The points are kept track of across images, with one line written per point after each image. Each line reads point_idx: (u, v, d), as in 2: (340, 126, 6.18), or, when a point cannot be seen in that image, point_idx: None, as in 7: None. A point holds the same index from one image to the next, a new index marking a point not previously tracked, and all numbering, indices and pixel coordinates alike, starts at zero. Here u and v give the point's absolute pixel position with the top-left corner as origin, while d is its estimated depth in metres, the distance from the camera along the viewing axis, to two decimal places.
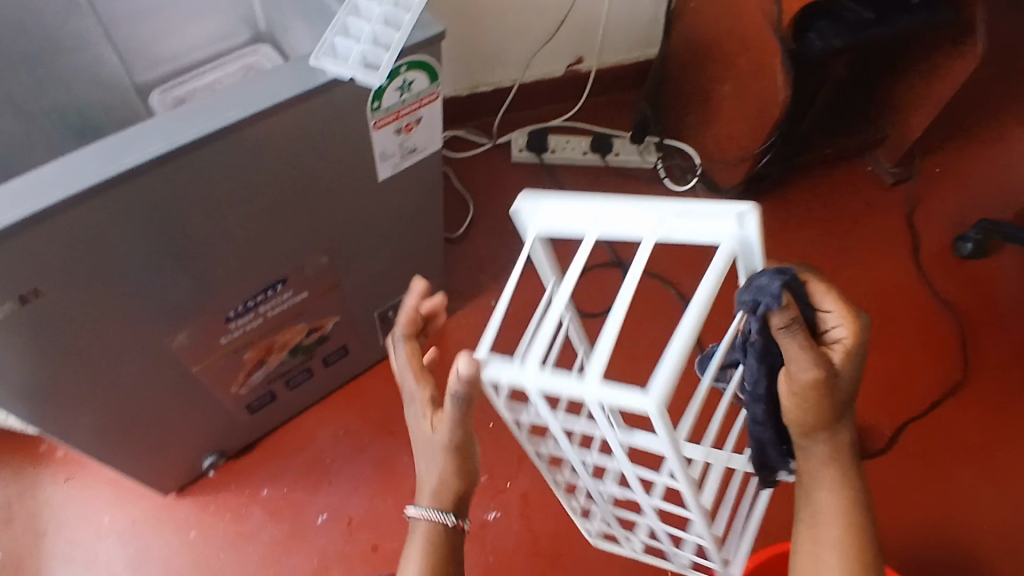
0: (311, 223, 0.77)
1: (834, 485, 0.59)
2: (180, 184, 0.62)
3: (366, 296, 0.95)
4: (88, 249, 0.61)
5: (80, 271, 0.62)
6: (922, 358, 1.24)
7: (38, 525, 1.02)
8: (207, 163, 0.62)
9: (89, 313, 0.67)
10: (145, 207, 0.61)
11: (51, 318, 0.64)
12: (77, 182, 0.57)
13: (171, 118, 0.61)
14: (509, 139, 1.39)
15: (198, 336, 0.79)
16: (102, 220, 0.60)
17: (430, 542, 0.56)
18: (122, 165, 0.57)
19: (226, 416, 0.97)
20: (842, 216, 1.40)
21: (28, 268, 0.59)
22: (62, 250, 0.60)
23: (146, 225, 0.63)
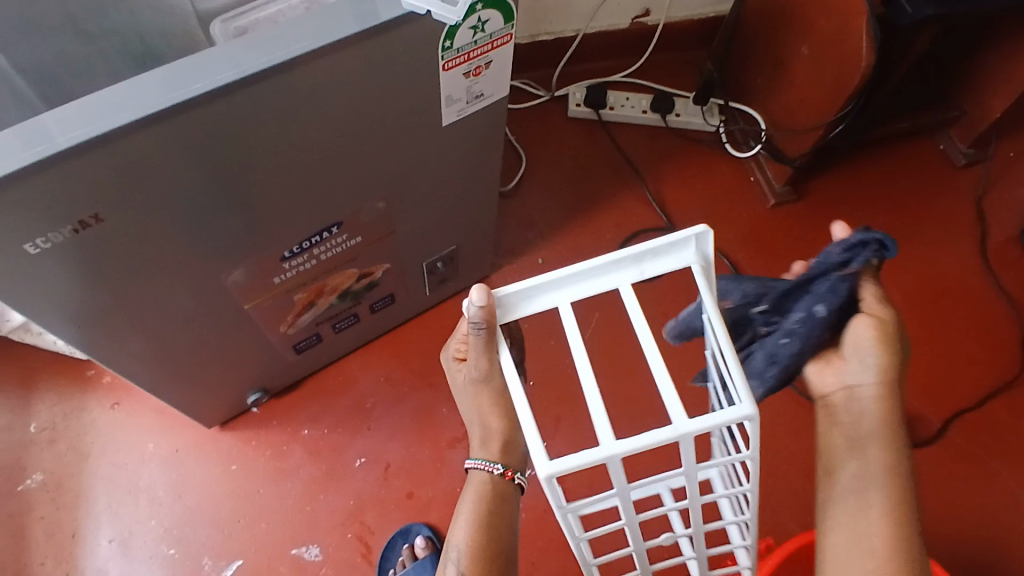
0: (371, 166, 0.75)
1: (882, 445, 0.58)
2: (245, 116, 0.60)
3: (416, 245, 0.94)
4: (150, 177, 0.60)
5: (140, 199, 0.61)
6: (980, 351, 1.19)
7: (85, 447, 1.05)
8: (274, 96, 0.60)
9: (147, 242, 0.66)
10: (207, 138, 0.60)
11: (109, 244, 0.64)
12: (143, 106, 0.55)
13: (237, 47, 0.58)
14: (567, 93, 1.34)
15: (253, 274, 0.79)
16: (165, 147, 0.58)
17: (480, 494, 0.60)
18: (185, 93, 0.55)
19: (271, 356, 0.97)
20: (910, 197, 1.33)
21: (90, 194, 0.58)
22: (124, 178, 0.58)
23: (208, 156, 0.61)
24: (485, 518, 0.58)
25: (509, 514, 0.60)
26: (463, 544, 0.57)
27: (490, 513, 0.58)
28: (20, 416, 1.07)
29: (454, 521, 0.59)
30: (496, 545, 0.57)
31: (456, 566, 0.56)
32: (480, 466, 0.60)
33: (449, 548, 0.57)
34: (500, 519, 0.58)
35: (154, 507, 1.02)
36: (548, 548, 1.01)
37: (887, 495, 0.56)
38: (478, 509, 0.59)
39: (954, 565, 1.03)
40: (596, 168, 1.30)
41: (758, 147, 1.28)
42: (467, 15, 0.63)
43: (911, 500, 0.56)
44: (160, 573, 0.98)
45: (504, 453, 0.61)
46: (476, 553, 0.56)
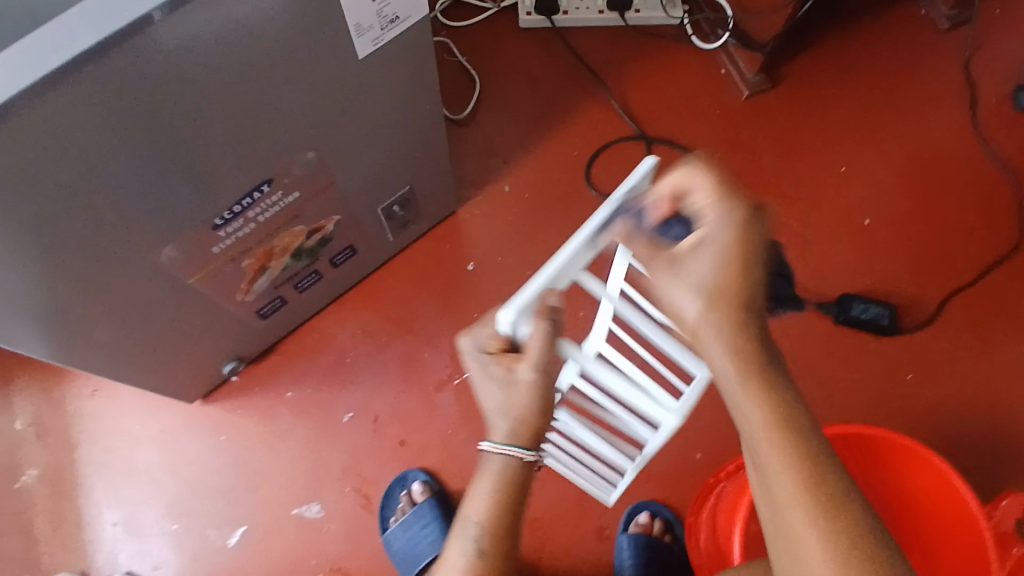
0: (291, 114, 0.69)
1: (750, 404, 0.50)
2: (126, 83, 0.54)
3: (366, 189, 0.89)
4: (39, 165, 0.54)
5: (36, 190, 0.56)
6: (978, 228, 1.14)
7: (72, 437, 1.04)
8: (153, 56, 0.53)
9: (61, 232, 0.61)
10: (94, 113, 0.54)
11: (21, 238, 0.59)
12: (4, 89, 0.49)
13: (99, 0, 0.51)
14: (515, 2, 1.25)
15: (188, 247, 0.74)
16: (45, 128, 0.52)
17: (502, 477, 0.56)
18: (50, 65, 0.49)
19: (237, 325, 0.94)
20: (894, 70, 1.24)
21: None
22: (11, 172, 0.53)
23: (101, 133, 0.56)
24: (507, 497, 0.56)
25: (527, 488, 0.58)
26: (482, 520, 0.55)
27: (511, 496, 0.56)
28: (3, 415, 1.06)
29: (471, 493, 0.57)
30: (513, 523, 0.56)
31: (473, 540, 0.55)
32: (512, 453, 0.56)
33: (467, 523, 0.55)
34: (520, 501, 0.57)
35: (151, 486, 1.02)
36: (547, 476, 1.00)
37: (773, 453, 0.48)
38: (501, 487, 0.56)
39: (958, 444, 1.02)
40: (556, 80, 1.22)
41: (726, 35, 1.19)
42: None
43: (805, 436, 0.49)
44: (169, 548, 0.99)
45: (530, 439, 0.57)
46: (495, 531, 0.55)
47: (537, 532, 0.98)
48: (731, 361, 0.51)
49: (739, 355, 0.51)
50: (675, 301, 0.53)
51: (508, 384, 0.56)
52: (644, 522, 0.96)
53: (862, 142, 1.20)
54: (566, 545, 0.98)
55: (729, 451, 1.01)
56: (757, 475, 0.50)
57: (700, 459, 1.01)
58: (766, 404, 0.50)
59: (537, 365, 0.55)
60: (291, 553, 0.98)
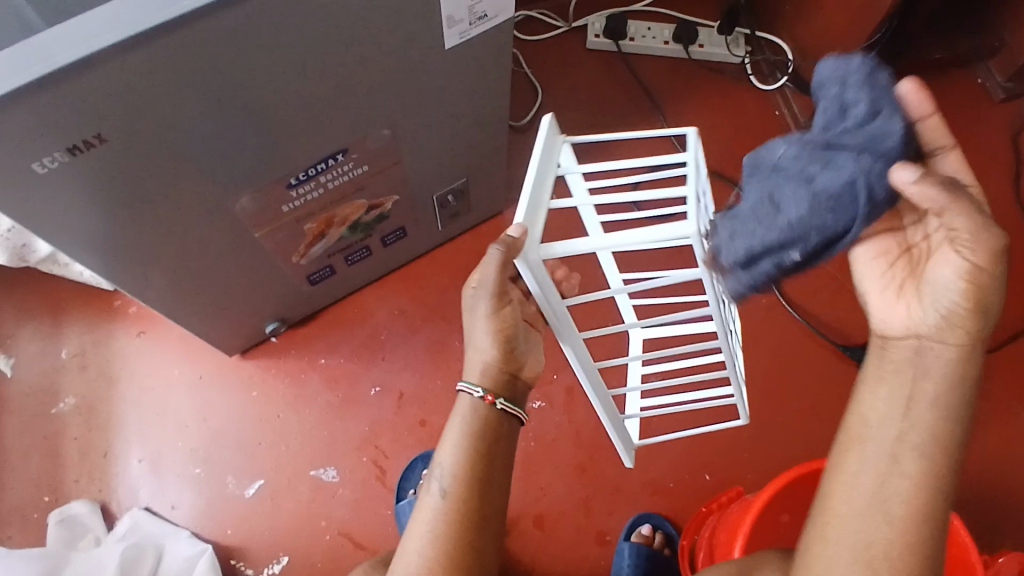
0: (375, 92, 0.74)
1: (942, 406, 0.49)
2: (236, 33, 0.59)
3: (425, 175, 0.94)
4: (148, 98, 0.60)
5: (138, 119, 0.61)
6: (1009, 294, 1.15)
7: (111, 372, 1.10)
8: (265, 11, 0.58)
9: (150, 163, 0.66)
10: (208, 56, 0.59)
11: (116, 165, 0.64)
12: (137, 21, 0.54)
13: None
14: (586, 24, 1.30)
15: (261, 201, 0.80)
16: (161, 64, 0.57)
17: (469, 420, 0.61)
18: (182, 7, 0.54)
19: (286, 286, 0.99)
20: None
21: (90, 113, 0.58)
22: (123, 98, 0.58)
23: (205, 77, 0.61)
24: (471, 440, 0.60)
25: (498, 439, 0.61)
26: (447, 463, 0.59)
27: (476, 437, 0.60)
28: (50, 342, 1.11)
29: (443, 440, 0.61)
30: (484, 464, 0.59)
31: (439, 482, 0.59)
32: (464, 389, 0.61)
33: (435, 465, 0.60)
34: (486, 444, 0.60)
35: (180, 430, 1.06)
36: (556, 475, 1.03)
37: (934, 451, 0.49)
38: (471, 425, 0.60)
39: (965, 505, 1.03)
40: (614, 100, 1.27)
41: (784, 78, 1.24)
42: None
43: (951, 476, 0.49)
44: (189, 490, 1.03)
45: (490, 380, 0.62)
46: (458, 474, 0.58)
47: (540, 527, 1.01)
48: (963, 369, 0.50)
49: (973, 365, 0.50)
50: (943, 268, 0.50)
51: (473, 313, 0.62)
52: (644, 533, 0.97)
53: None
54: (568, 544, 1.00)
55: (737, 475, 1.03)
56: (884, 468, 0.50)
57: (707, 481, 1.02)
58: (958, 424, 0.49)
59: (489, 289, 0.60)
60: (303, 512, 1.01)
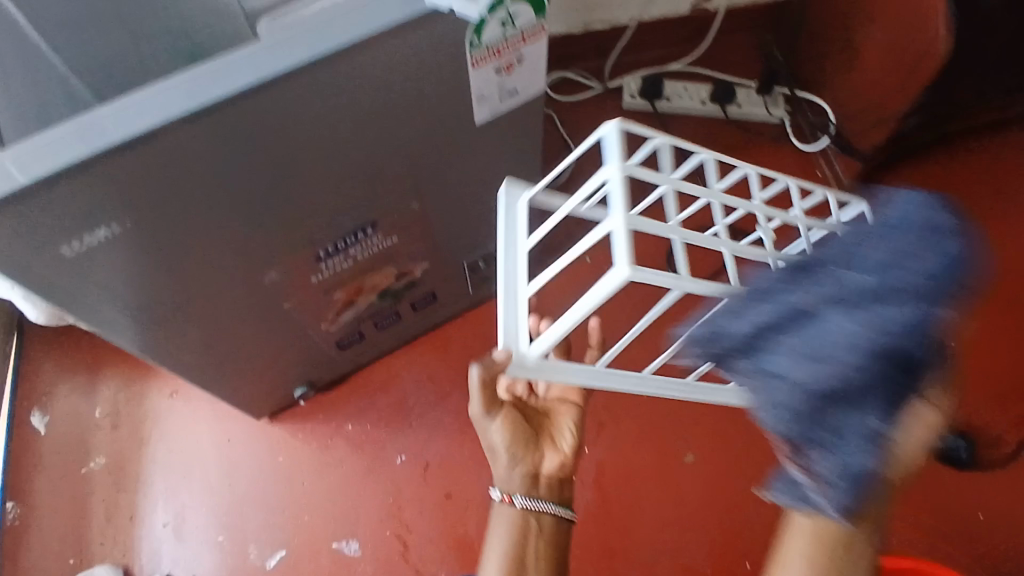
0: (405, 167, 0.74)
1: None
2: (269, 117, 0.59)
3: (455, 243, 0.93)
4: (178, 183, 0.59)
5: (167, 202, 0.61)
6: None
7: (141, 432, 1.10)
8: (295, 98, 0.58)
9: (180, 243, 0.66)
10: (238, 140, 0.59)
11: (144, 247, 0.64)
12: (168, 109, 0.54)
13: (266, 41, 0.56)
14: (622, 84, 1.29)
15: (289, 274, 0.79)
16: (192, 149, 0.57)
17: (506, 533, 0.69)
18: (212, 94, 0.54)
19: (315, 351, 0.98)
20: (1002, 193, 1.19)
21: (117, 201, 0.57)
22: (152, 184, 0.58)
23: (234, 159, 0.61)
24: (508, 554, 0.67)
25: (537, 545, 0.68)
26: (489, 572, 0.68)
27: (512, 551, 0.67)
28: (83, 402, 1.12)
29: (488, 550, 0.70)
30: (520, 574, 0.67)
31: None
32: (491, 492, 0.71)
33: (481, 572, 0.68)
34: (521, 555, 0.67)
35: (205, 494, 1.05)
36: (587, 557, 0.98)
37: None
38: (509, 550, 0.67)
39: None
40: None
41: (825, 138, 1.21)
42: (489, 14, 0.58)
43: None
44: (211, 558, 1.01)
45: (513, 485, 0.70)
46: None
47: None
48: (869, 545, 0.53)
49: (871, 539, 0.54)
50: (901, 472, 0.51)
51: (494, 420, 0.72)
52: None
53: None
54: None
55: None
56: None
57: (748, 570, 0.96)
58: None
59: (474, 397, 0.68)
60: None
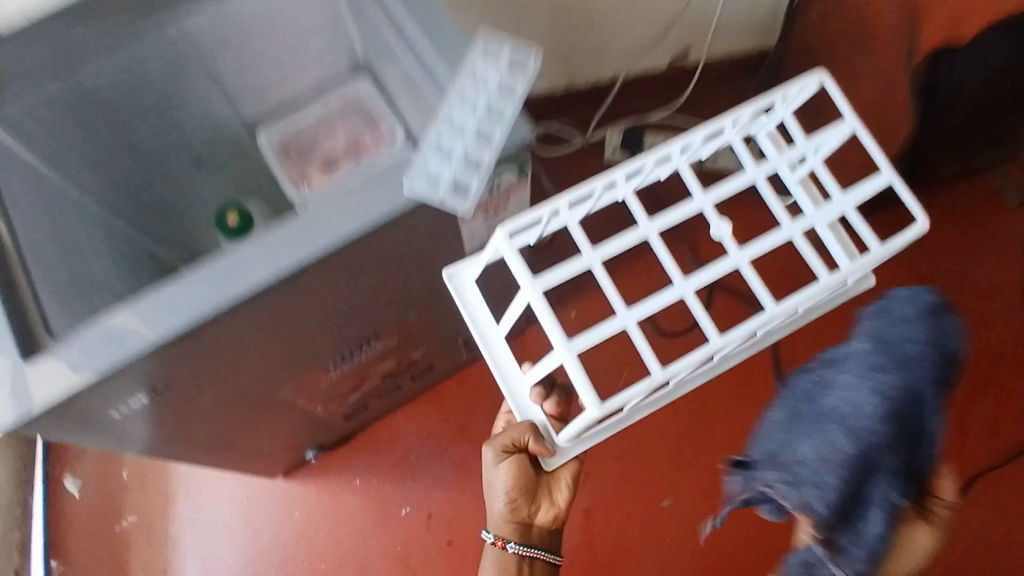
0: (409, 294, 0.80)
1: None
2: (294, 299, 0.63)
3: (451, 329, 1.01)
4: (206, 357, 0.63)
5: (194, 370, 0.64)
6: (1002, 405, 1.22)
7: (165, 490, 1.19)
8: (315, 283, 0.62)
9: (205, 391, 0.72)
10: (263, 319, 0.63)
11: (177, 400, 0.69)
12: (195, 311, 0.56)
13: (283, 239, 0.58)
14: (603, 138, 1.35)
15: (302, 382, 0.87)
16: (223, 335, 0.61)
17: None
18: (236, 293, 0.57)
19: (325, 421, 1.08)
20: (952, 239, 1.30)
21: (147, 384, 0.61)
22: (181, 365, 0.62)
23: (254, 332, 0.65)
24: None
25: None
26: None
27: None
28: (111, 464, 1.21)
29: None
30: None
31: None
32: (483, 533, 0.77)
33: None
34: None
35: (227, 546, 1.16)
36: None
37: None
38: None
39: None
40: (631, 217, 1.32)
41: None
42: (502, 162, 0.61)
43: None
44: None
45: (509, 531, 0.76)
46: None
47: None
48: None
49: None
50: None
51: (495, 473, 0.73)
52: None
53: None
54: None
55: None
56: None
57: None
58: None
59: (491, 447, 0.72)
60: None
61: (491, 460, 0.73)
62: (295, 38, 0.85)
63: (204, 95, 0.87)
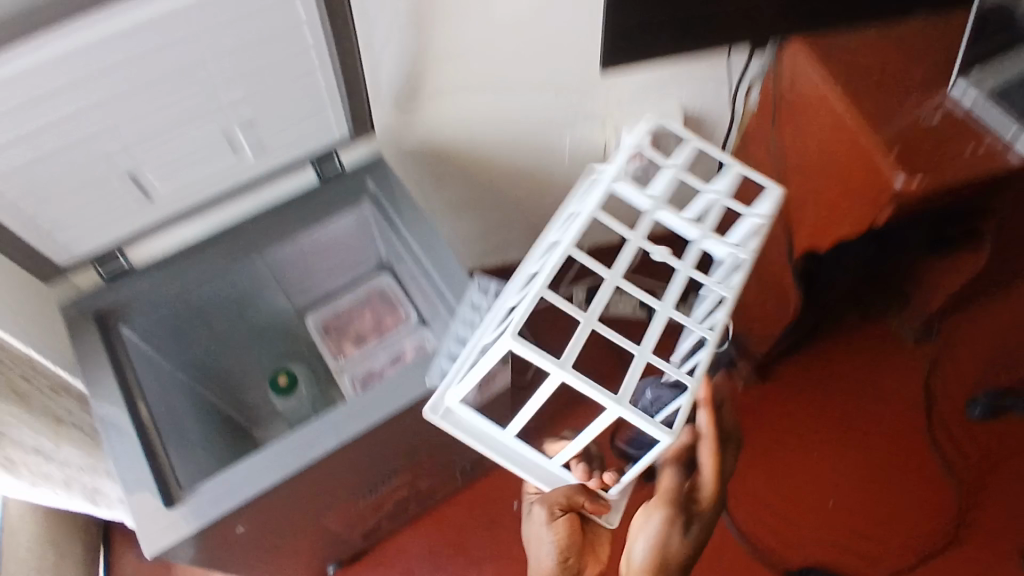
0: (419, 443, 1.08)
1: None
2: (339, 458, 0.92)
3: (451, 463, 1.27)
4: (280, 498, 0.93)
5: (270, 507, 0.93)
6: (913, 515, 1.44)
7: None
8: (354, 446, 0.91)
9: (269, 521, 0.99)
10: (319, 471, 0.93)
11: (251, 529, 0.97)
12: (279, 470, 0.87)
13: (337, 419, 0.90)
14: None
15: (335, 510, 1.13)
16: (292, 485, 0.91)
17: None
18: (306, 457, 0.88)
19: (346, 541, 1.31)
20: (859, 372, 1.58)
21: (237, 521, 0.90)
22: (268, 503, 0.93)
23: (308, 481, 0.93)
24: None
25: None
26: None
27: None
28: None
29: None
30: None
31: None
32: None
33: None
34: None
35: None
36: None
37: None
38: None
39: None
40: None
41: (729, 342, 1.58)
42: None
43: None
44: None
45: None
46: None
47: None
48: None
49: None
50: None
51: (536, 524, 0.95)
52: None
53: (831, 431, 1.52)
54: None
55: None
56: None
57: None
58: None
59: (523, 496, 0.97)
60: None
61: (543, 519, 0.84)
62: (340, 256, 1.17)
63: (269, 295, 1.17)
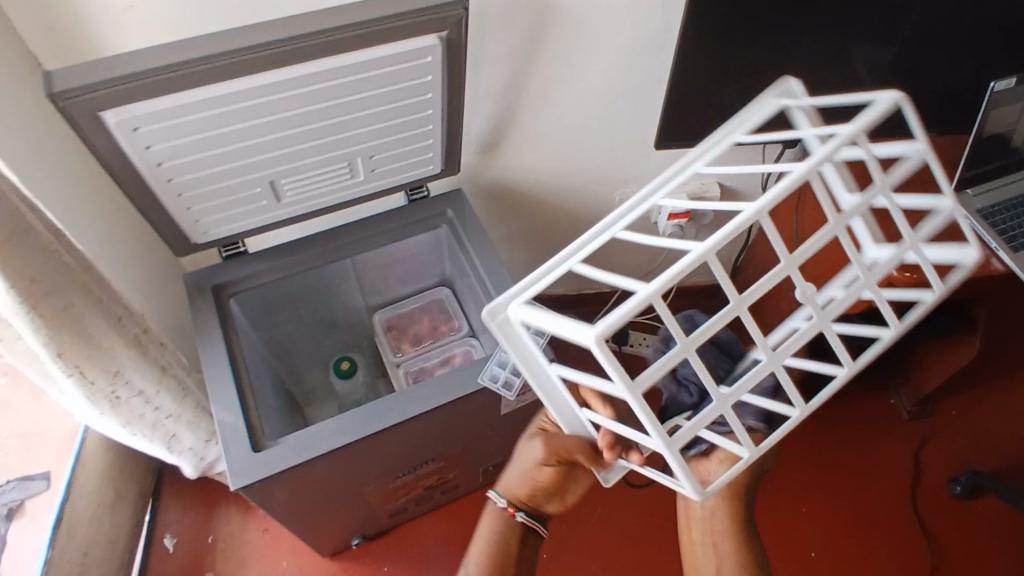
0: (458, 435, 1.26)
1: None
2: (395, 434, 1.10)
3: (477, 461, 1.44)
4: (340, 460, 1.11)
5: (331, 466, 1.12)
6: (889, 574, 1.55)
7: (240, 556, 1.58)
8: (410, 424, 1.10)
9: (325, 481, 1.17)
10: (376, 443, 1.11)
11: (311, 484, 1.15)
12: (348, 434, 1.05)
13: (400, 400, 1.09)
14: None
15: (376, 484, 1.31)
16: (353, 449, 1.09)
17: None
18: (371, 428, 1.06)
19: (374, 517, 1.49)
20: (851, 438, 1.73)
21: (307, 471, 1.08)
22: (330, 463, 1.10)
23: (368, 449, 1.11)
24: None
25: None
26: None
27: None
28: (203, 530, 1.61)
29: None
30: None
31: None
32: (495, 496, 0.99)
33: None
34: None
35: None
36: None
37: None
38: (495, 532, 0.98)
39: None
40: None
41: None
42: None
43: None
44: None
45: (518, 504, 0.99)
46: None
47: None
48: None
49: None
50: None
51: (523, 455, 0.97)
52: None
53: (818, 487, 1.66)
54: None
55: None
56: None
57: None
58: None
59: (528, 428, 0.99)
60: None
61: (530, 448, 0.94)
62: (413, 267, 1.38)
63: (347, 290, 1.38)
